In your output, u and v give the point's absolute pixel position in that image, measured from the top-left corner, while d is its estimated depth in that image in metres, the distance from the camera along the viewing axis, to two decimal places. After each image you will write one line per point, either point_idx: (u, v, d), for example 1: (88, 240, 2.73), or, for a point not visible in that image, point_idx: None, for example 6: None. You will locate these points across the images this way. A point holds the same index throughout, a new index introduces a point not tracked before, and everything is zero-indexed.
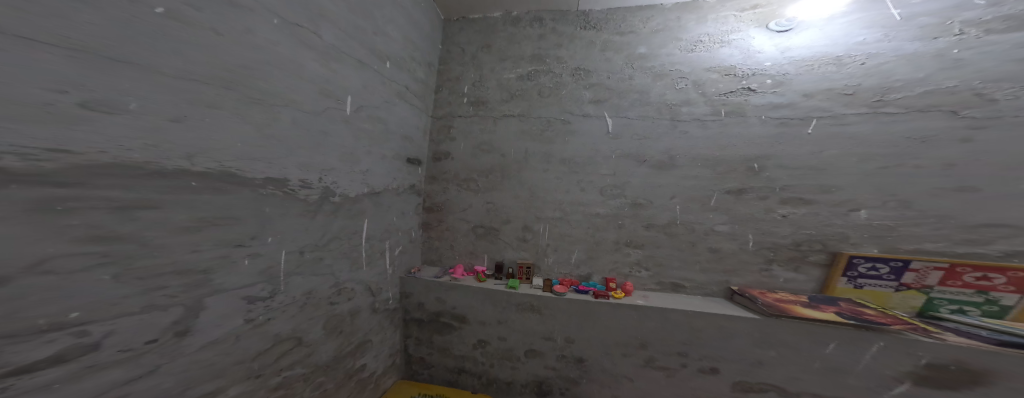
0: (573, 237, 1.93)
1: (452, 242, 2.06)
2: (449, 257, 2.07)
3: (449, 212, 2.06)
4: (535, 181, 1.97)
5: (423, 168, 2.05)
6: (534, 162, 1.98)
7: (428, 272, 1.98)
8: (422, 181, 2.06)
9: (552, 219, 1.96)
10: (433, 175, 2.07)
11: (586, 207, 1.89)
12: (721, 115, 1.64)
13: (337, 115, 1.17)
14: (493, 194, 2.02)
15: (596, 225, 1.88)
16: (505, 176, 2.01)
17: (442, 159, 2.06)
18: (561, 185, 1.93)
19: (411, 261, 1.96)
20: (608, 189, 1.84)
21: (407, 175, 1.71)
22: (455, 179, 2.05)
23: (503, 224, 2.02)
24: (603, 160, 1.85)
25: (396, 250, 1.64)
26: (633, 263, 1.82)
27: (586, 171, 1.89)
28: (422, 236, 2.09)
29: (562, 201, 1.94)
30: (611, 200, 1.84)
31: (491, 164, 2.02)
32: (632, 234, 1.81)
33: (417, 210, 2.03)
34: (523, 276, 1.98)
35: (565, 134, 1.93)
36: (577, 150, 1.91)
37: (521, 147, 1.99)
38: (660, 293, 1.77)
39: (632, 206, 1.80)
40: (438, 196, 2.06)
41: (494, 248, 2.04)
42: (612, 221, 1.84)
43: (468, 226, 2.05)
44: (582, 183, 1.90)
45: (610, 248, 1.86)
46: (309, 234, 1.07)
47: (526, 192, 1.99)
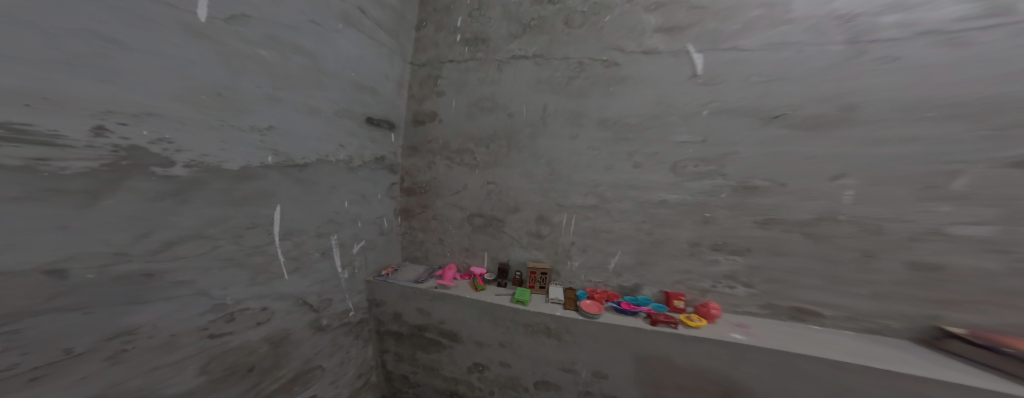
0: (613, 236, 1.50)
1: (443, 235, 1.69)
2: (436, 253, 1.72)
3: (435, 195, 1.64)
4: (558, 155, 1.47)
5: (400, 139, 1.62)
6: (562, 126, 1.45)
7: (410, 272, 1.63)
8: (399, 154, 1.63)
9: (587, 207, 1.49)
10: (409, 148, 1.63)
11: (647, 192, 1.37)
12: (1018, 12, 0.86)
13: (106, 0, 0.61)
14: (496, 173, 1.56)
15: (660, 220, 1.38)
16: (511, 148, 1.52)
17: (422, 125, 1.60)
18: (614, 161, 1.39)
19: (384, 257, 1.61)
20: (689, 165, 1.27)
21: (361, 146, 1.36)
22: (442, 150, 1.59)
23: (509, 214, 1.60)
24: (686, 120, 1.25)
25: (353, 248, 1.40)
26: (713, 282, 1.37)
27: (649, 139, 1.32)
28: (404, 224, 1.72)
29: (614, 178, 1.41)
30: (697, 183, 1.27)
31: (490, 131, 1.53)
32: (721, 233, 1.29)
33: (391, 189, 1.61)
34: (533, 284, 1.60)
35: (619, 82, 1.34)
36: (636, 105, 1.32)
37: (534, 109, 1.47)
38: (767, 321, 1.29)
39: (715, 190, 1.25)
40: (418, 176, 1.64)
41: (498, 245, 1.66)
42: (685, 213, 1.33)
43: (462, 215, 1.65)
44: (632, 156, 1.36)
45: (685, 254, 1.39)
46: (91, 234, 0.65)
47: (546, 170, 1.50)
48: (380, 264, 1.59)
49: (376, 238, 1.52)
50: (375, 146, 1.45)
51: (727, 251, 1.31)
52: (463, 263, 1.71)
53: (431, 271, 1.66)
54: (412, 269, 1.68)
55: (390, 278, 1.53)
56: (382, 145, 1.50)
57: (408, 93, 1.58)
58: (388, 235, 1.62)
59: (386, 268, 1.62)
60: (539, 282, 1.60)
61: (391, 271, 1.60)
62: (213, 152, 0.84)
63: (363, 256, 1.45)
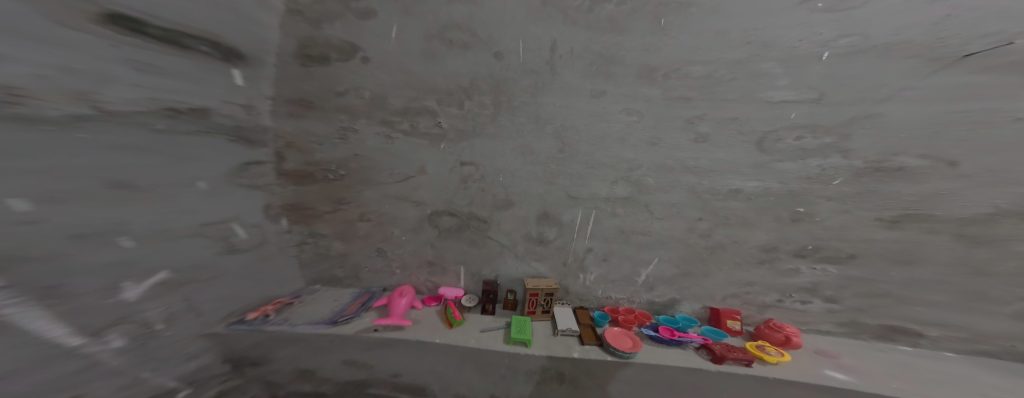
0: (650, 241, 1.06)
1: (383, 243, 1.15)
2: (369, 268, 1.19)
3: (360, 182, 1.07)
4: (572, 121, 0.99)
5: (264, 84, 0.91)
6: (582, 76, 0.95)
7: (312, 310, 1.06)
8: (263, 115, 0.93)
9: (619, 200, 1.03)
10: (293, 102, 0.96)
11: (713, 179, 0.95)
12: None
13: None
14: (483, 146, 1.06)
15: (731, 218, 0.97)
16: (501, 110, 1.02)
17: (322, 66, 0.95)
18: (667, 133, 0.93)
19: (240, 295, 0.95)
20: (785, 137, 0.86)
21: (93, 83, 0.56)
22: (371, 109, 1.01)
23: (497, 211, 1.11)
24: (785, 69, 0.81)
25: (123, 294, 0.66)
26: (779, 298, 1.04)
27: (713, 98, 0.87)
28: (297, 231, 1.09)
29: (668, 157, 0.95)
30: (791, 164, 0.88)
31: (463, 80, 1.00)
32: (808, 236, 0.94)
33: (245, 172, 0.91)
34: (532, 309, 1.14)
35: (677, 9, 0.83)
36: (705, 47, 0.84)
37: (538, 53, 0.95)
38: (845, 341, 1.03)
39: (819, 175, 0.87)
40: (316, 155, 1.03)
41: (483, 256, 1.17)
42: (764, 210, 0.94)
43: (418, 213, 1.12)
44: (690, 123, 0.91)
45: (746, 262, 1.02)
46: None
47: (555, 143, 1.02)
48: (234, 307, 0.94)
49: (214, 262, 0.86)
50: (172, 84, 0.69)
51: (809, 258, 0.96)
52: (428, 284, 1.22)
53: (361, 302, 1.12)
54: (321, 302, 1.11)
55: (261, 324, 0.94)
56: (195, 86, 0.74)
57: (289, 6, 0.88)
58: (242, 253, 0.94)
59: (267, 305, 1.03)
60: (541, 307, 1.14)
61: (276, 309, 1.02)
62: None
63: (173, 302, 0.77)
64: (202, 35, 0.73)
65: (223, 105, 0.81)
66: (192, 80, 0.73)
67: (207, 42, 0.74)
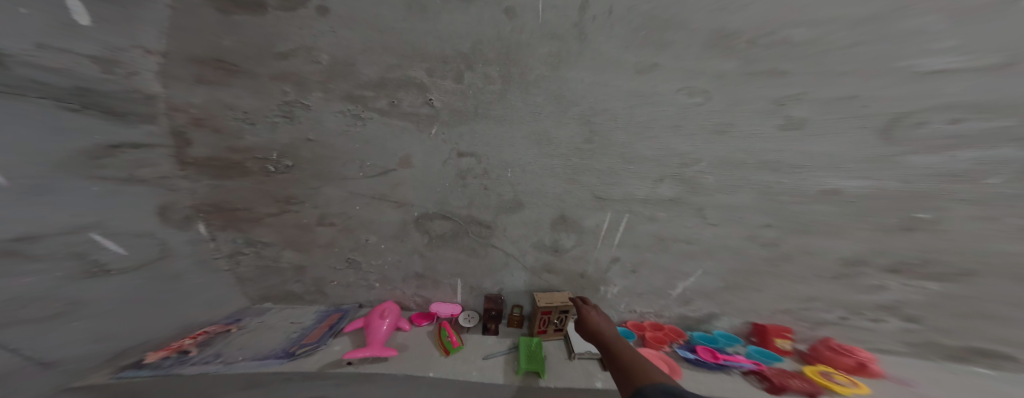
0: (695, 250, 0.90)
1: (354, 253, 0.90)
2: (337, 283, 0.94)
3: (316, 176, 0.80)
4: (605, 104, 0.78)
5: (145, 30, 0.59)
6: (624, 45, 0.73)
7: (256, 339, 0.78)
8: (144, 76, 0.61)
9: (663, 202, 0.85)
10: (202, 62, 0.64)
11: (801, 177, 0.77)
12: None
13: None
14: (486, 132, 0.83)
15: (812, 224, 0.81)
16: (512, 85, 0.78)
17: (254, 16, 0.64)
18: (743, 117, 0.74)
19: (126, 335, 0.65)
20: (930, 120, 0.68)
21: None
22: (331, 79, 0.72)
23: (503, 214, 0.90)
24: (947, 26, 0.61)
25: None
26: (845, 314, 0.90)
27: (821, 72, 0.68)
28: (225, 240, 0.81)
29: (740, 149, 0.76)
30: (923, 156, 0.71)
31: (464, 44, 0.75)
32: (904, 248, 0.81)
33: (106, 160, 0.59)
34: (543, 328, 0.94)
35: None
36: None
37: (565, 11, 0.71)
38: (911, 363, 0.91)
39: (968, 172, 0.71)
40: (244, 139, 0.73)
41: (485, 267, 0.96)
42: (852, 219, 0.79)
43: (402, 216, 0.88)
44: (779, 104, 0.72)
45: (817, 275, 0.87)
46: None
47: (580, 131, 0.81)
48: (125, 346, 0.65)
49: (57, 292, 0.55)
50: None
51: (906, 275, 0.83)
52: (416, 298, 0.99)
53: (328, 324, 0.88)
54: (271, 327, 0.84)
55: (171, 367, 0.64)
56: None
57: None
58: (117, 276, 0.62)
59: (182, 340, 0.74)
60: (555, 325, 0.94)
61: (199, 343, 0.73)
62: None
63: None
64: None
65: (37, 50, 0.48)
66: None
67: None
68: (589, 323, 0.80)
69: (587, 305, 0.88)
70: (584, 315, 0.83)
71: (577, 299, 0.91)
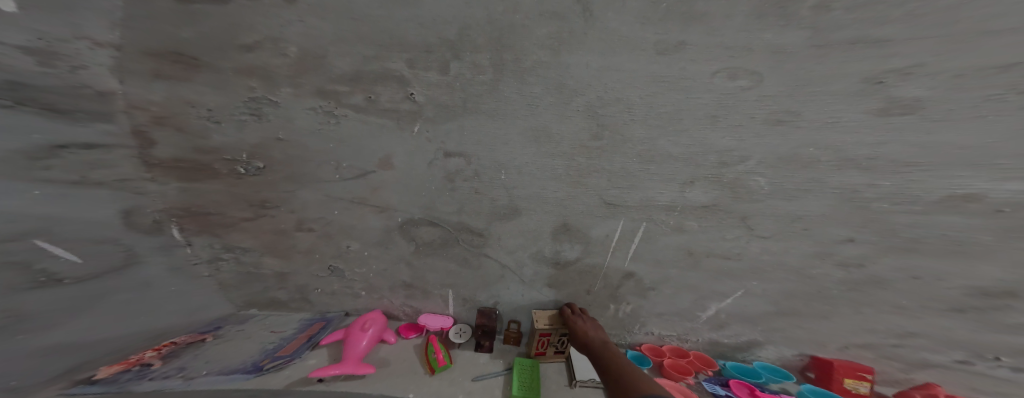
0: (740, 269, 0.65)
1: (336, 260, 0.83)
2: (321, 290, 0.87)
3: (290, 179, 0.74)
4: (619, 91, 0.62)
5: (92, 20, 0.52)
6: (639, 21, 0.56)
7: (228, 351, 0.73)
8: (94, 71, 0.54)
9: (693, 209, 0.63)
10: (156, 55, 0.59)
11: (912, 180, 0.50)
12: None
13: None
14: (476, 128, 0.72)
15: (926, 238, 0.52)
16: (504, 73, 0.66)
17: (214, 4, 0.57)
18: (812, 103, 0.50)
19: (87, 344, 0.60)
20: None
21: None
22: (300, 72, 0.65)
23: (496, 222, 0.79)
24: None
25: None
26: (964, 359, 0.58)
27: (949, 34, 0.42)
28: (200, 245, 0.76)
29: (811, 144, 0.52)
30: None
31: (449, 30, 0.63)
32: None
33: (49, 161, 0.52)
34: (542, 350, 0.82)
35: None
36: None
37: None
38: None
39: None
40: (210, 138, 0.67)
41: (479, 280, 0.86)
42: (1012, 237, 0.49)
43: (384, 222, 0.80)
44: (876, 83, 0.47)
45: (923, 306, 0.55)
46: None
47: (586, 125, 0.67)
48: (86, 356, 0.60)
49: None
50: None
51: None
52: (406, 309, 0.91)
53: (308, 334, 0.82)
54: (248, 336, 0.80)
55: (126, 383, 0.59)
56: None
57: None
58: (72, 286, 0.57)
59: (145, 352, 0.69)
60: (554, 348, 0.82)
61: (164, 355, 0.70)
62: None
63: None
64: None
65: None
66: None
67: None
68: (578, 332, 0.72)
69: (574, 312, 0.79)
70: (573, 326, 0.74)
71: (565, 306, 0.82)
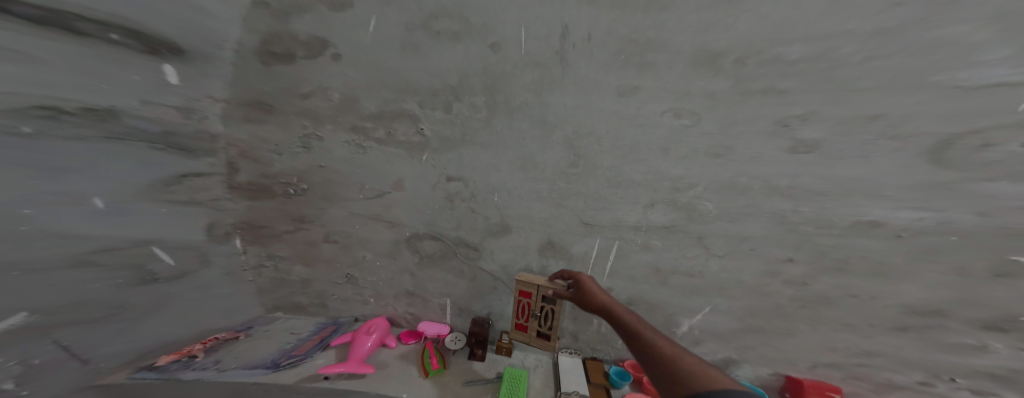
0: (702, 286, 0.72)
1: (352, 269, 0.96)
2: (337, 296, 0.99)
3: (323, 198, 0.89)
4: (590, 126, 0.73)
5: (214, 83, 0.73)
6: (604, 68, 0.70)
7: (252, 349, 0.85)
8: (211, 119, 0.76)
9: (656, 230, 0.72)
10: (247, 105, 0.79)
11: (825, 207, 0.58)
12: None
13: None
14: (473, 157, 0.84)
15: (849, 259, 0.58)
16: (497, 113, 0.79)
17: (290, 70, 0.79)
18: (741, 140, 0.60)
19: (154, 337, 0.73)
20: (1002, 141, 0.48)
21: None
22: (340, 113, 0.83)
23: (490, 237, 0.88)
24: (996, 32, 0.46)
25: None
26: (926, 380, 0.60)
27: (832, 89, 0.54)
28: (253, 253, 0.92)
29: (742, 173, 0.61)
30: (1010, 184, 0.49)
31: (452, 77, 0.79)
32: (1010, 301, 0.51)
33: (176, 187, 0.71)
34: (522, 322, 0.80)
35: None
36: (813, 14, 0.52)
37: (545, 42, 0.73)
38: None
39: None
40: (273, 166, 0.85)
41: (473, 290, 0.94)
42: (921, 260, 0.55)
43: (394, 235, 0.92)
44: (785, 125, 0.57)
45: (870, 324, 0.60)
46: None
47: (564, 155, 0.77)
48: (152, 347, 0.72)
49: (112, 297, 0.63)
50: (58, 78, 0.49)
51: (1011, 337, 0.53)
52: (407, 316, 1.01)
53: (320, 337, 0.93)
54: (271, 337, 0.91)
55: (173, 371, 0.71)
56: (92, 82, 0.53)
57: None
58: (164, 284, 0.72)
59: (193, 344, 0.81)
60: (540, 321, 0.78)
61: (206, 349, 0.81)
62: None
63: (38, 348, 0.54)
64: (110, 21, 0.54)
65: (142, 106, 0.61)
66: (87, 74, 0.52)
67: (120, 30, 0.56)
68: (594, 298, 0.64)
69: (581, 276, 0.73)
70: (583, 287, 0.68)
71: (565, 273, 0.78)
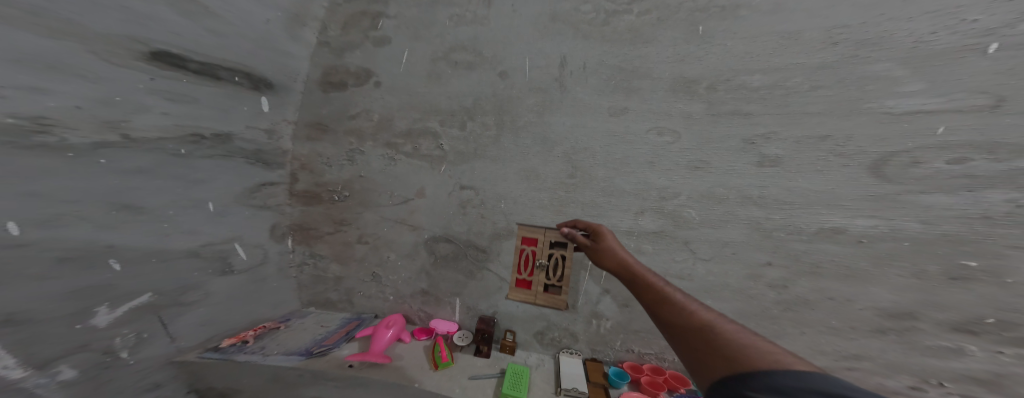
0: (691, 289, 0.77)
1: (378, 268, 1.08)
2: (363, 293, 1.11)
3: (361, 204, 1.04)
4: (586, 143, 0.83)
5: (289, 109, 0.97)
6: (597, 92, 0.82)
7: (291, 339, 0.94)
8: (284, 138, 0.98)
9: (647, 235, 0.79)
10: (309, 126, 1.00)
11: (792, 214, 0.68)
12: None
13: None
14: (485, 169, 0.94)
15: (822, 264, 0.66)
16: (504, 130, 0.91)
17: (342, 98, 0.98)
18: (716, 156, 0.73)
19: (224, 322, 0.87)
20: (927, 159, 0.59)
21: (128, 112, 0.59)
22: (378, 131, 0.99)
23: (496, 240, 0.98)
24: (912, 70, 0.60)
25: (93, 320, 0.59)
26: (916, 384, 0.62)
27: (787, 111, 0.68)
28: (300, 251, 1.09)
29: (719, 184, 0.73)
30: (945, 196, 0.58)
31: (466, 100, 0.93)
32: (970, 304, 0.58)
33: (257, 194, 0.92)
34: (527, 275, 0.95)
35: (720, 14, 0.72)
36: (766, 54, 0.69)
37: (547, 69, 0.85)
38: None
39: (1006, 217, 0.55)
40: (323, 176, 1.03)
41: (480, 289, 1.03)
42: (883, 265, 0.63)
43: (415, 237, 1.04)
44: (751, 143, 0.71)
45: (852, 327, 0.65)
46: None
47: (564, 167, 0.86)
48: (218, 331, 0.85)
49: (202, 284, 0.79)
50: (200, 112, 0.73)
51: (985, 339, 0.57)
52: (421, 313, 1.10)
53: (346, 330, 1.03)
54: (305, 329, 1.01)
55: (231, 353, 0.81)
56: (220, 113, 0.77)
57: (320, 40, 0.97)
58: (237, 275, 0.89)
59: (246, 331, 0.93)
60: (545, 271, 0.92)
61: (256, 335, 0.92)
62: (22, 78, 0.45)
63: (148, 324, 0.69)
64: (236, 68, 0.79)
65: (246, 130, 0.85)
66: (218, 108, 0.76)
67: (241, 74, 0.80)
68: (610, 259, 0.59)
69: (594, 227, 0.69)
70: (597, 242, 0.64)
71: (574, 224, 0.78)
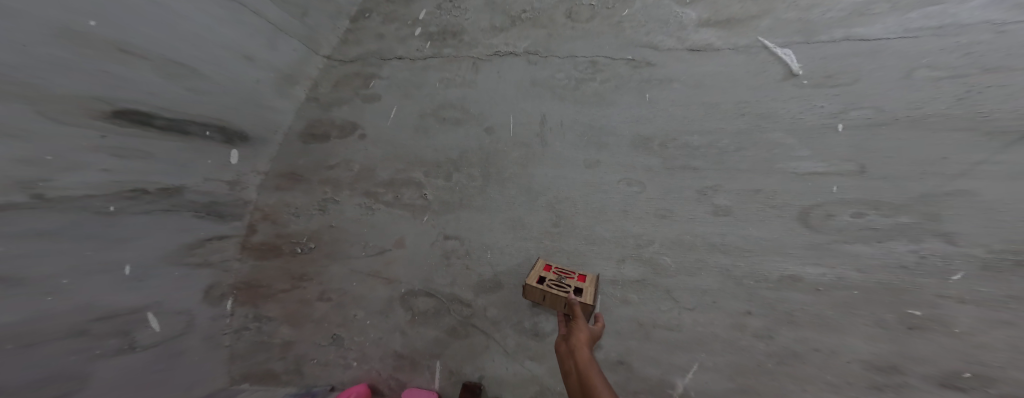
0: (684, 341, 0.74)
1: (340, 329, 0.95)
2: (316, 362, 0.94)
3: (328, 256, 0.96)
4: (568, 192, 0.86)
5: (261, 160, 0.95)
6: (574, 146, 0.88)
7: None
8: (249, 188, 0.93)
9: (630, 284, 0.79)
10: (282, 175, 0.97)
11: (756, 262, 0.72)
12: None
13: None
14: (469, 218, 0.93)
15: (796, 313, 0.68)
16: (489, 181, 0.93)
17: (325, 148, 0.99)
18: (678, 206, 0.78)
19: None
20: (838, 213, 0.67)
21: (53, 170, 0.53)
22: (356, 181, 0.98)
23: (482, 293, 0.92)
24: (801, 139, 0.71)
25: None
26: None
27: (721, 167, 0.76)
28: (240, 314, 0.92)
29: (688, 232, 0.76)
30: (863, 246, 0.65)
31: (453, 152, 0.96)
32: (943, 356, 0.57)
33: (198, 249, 0.82)
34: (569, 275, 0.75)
35: (658, 86, 0.84)
36: (696, 119, 0.80)
37: (529, 126, 0.92)
38: None
39: (918, 266, 0.60)
40: (288, 227, 0.96)
41: (464, 351, 0.92)
42: (846, 313, 0.64)
43: (388, 292, 0.95)
44: (703, 193, 0.77)
45: (848, 383, 0.63)
46: None
47: (548, 216, 0.87)
48: None
49: (78, 371, 0.60)
50: (150, 166, 0.68)
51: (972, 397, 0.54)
52: (391, 381, 0.94)
53: None
54: None
55: None
56: (175, 166, 0.74)
57: (309, 97, 1.01)
58: (138, 353, 0.70)
59: None
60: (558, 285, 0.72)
61: None
62: None
63: None
64: (210, 122, 0.78)
65: (203, 182, 0.80)
66: (175, 161, 0.73)
67: (214, 128, 0.79)
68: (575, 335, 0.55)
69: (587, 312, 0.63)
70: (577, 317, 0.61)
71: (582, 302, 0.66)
